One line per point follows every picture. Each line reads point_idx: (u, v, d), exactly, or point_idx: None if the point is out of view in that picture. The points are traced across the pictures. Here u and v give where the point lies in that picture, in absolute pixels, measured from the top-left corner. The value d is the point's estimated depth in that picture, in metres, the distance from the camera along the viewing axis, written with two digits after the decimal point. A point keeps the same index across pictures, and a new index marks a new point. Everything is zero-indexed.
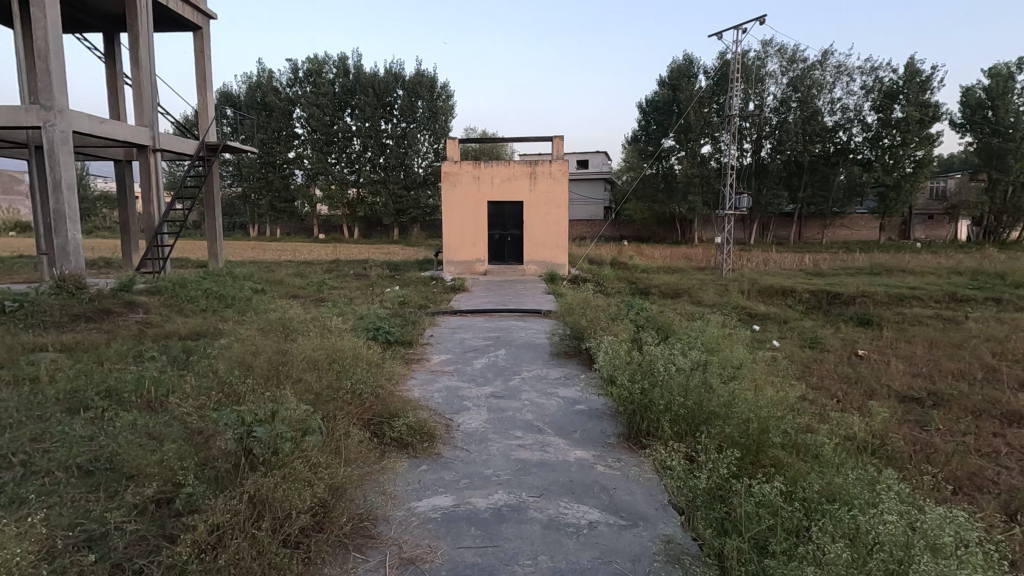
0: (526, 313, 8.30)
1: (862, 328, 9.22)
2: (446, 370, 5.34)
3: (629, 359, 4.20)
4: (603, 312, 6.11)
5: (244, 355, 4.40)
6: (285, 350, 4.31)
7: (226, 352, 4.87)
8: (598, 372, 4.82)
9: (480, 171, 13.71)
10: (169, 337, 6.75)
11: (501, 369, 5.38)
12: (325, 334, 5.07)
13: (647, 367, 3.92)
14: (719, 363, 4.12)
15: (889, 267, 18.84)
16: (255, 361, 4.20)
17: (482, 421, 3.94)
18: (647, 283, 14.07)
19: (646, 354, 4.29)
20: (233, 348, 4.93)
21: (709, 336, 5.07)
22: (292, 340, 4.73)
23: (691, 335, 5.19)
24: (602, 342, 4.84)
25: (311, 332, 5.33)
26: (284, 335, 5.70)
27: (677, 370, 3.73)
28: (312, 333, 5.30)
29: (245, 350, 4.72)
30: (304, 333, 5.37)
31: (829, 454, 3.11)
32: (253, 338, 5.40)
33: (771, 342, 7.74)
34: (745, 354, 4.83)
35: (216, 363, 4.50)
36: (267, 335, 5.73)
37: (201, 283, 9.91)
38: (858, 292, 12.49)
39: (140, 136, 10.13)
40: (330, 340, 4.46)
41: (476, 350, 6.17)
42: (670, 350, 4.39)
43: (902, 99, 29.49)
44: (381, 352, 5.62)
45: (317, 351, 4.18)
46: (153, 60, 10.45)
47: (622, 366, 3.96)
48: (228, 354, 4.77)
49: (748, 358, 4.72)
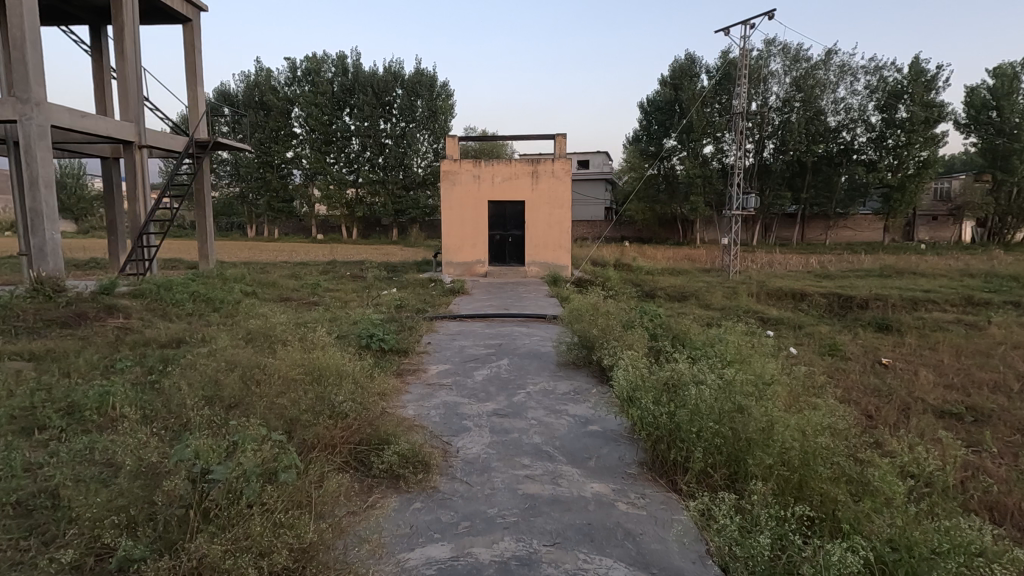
0: (529, 318, 7.87)
1: (881, 334, 8.77)
2: (444, 383, 4.89)
3: (649, 374, 3.75)
4: (614, 319, 5.68)
5: (222, 370, 3.96)
6: (265, 365, 3.87)
7: (202, 364, 4.43)
8: (611, 388, 4.38)
9: (481, 169, 13.27)
10: (148, 345, 6.32)
11: (505, 381, 4.93)
12: (313, 345, 4.63)
13: (673, 386, 3.49)
14: (750, 377, 3.69)
15: (900, 269, 18.39)
16: (230, 379, 3.76)
17: (484, 445, 3.50)
18: (652, 285, 13.64)
19: (666, 369, 3.85)
20: (209, 360, 4.49)
21: (732, 347, 4.62)
22: (274, 352, 4.28)
23: (713, 347, 4.74)
24: (617, 355, 4.40)
25: (298, 341, 4.90)
26: (270, 345, 5.26)
27: (707, 388, 3.31)
28: (298, 342, 4.87)
29: (222, 363, 4.27)
30: (290, 343, 4.96)
31: (887, 492, 2.66)
32: (235, 349, 4.97)
33: (788, 348, 7.30)
34: (773, 366, 4.40)
35: (190, 376, 4.04)
36: (250, 344, 5.30)
37: (187, 285, 9.46)
38: (871, 295, 12.06)
39: (125, 132, 9.69)
40: (316, 353, 4.02)
41: (477, 360, 5.72)
42: (694, 364, 3.94)
43: (907, 98, 29.04)
44: (373, 364, 5.16)
45: (301, 365, 3.75)
46: (139, 53, 10.00)
47: (643, 383, 3.54)
48: (202, 367, 4.33)
49: (776, 371, 4.28)
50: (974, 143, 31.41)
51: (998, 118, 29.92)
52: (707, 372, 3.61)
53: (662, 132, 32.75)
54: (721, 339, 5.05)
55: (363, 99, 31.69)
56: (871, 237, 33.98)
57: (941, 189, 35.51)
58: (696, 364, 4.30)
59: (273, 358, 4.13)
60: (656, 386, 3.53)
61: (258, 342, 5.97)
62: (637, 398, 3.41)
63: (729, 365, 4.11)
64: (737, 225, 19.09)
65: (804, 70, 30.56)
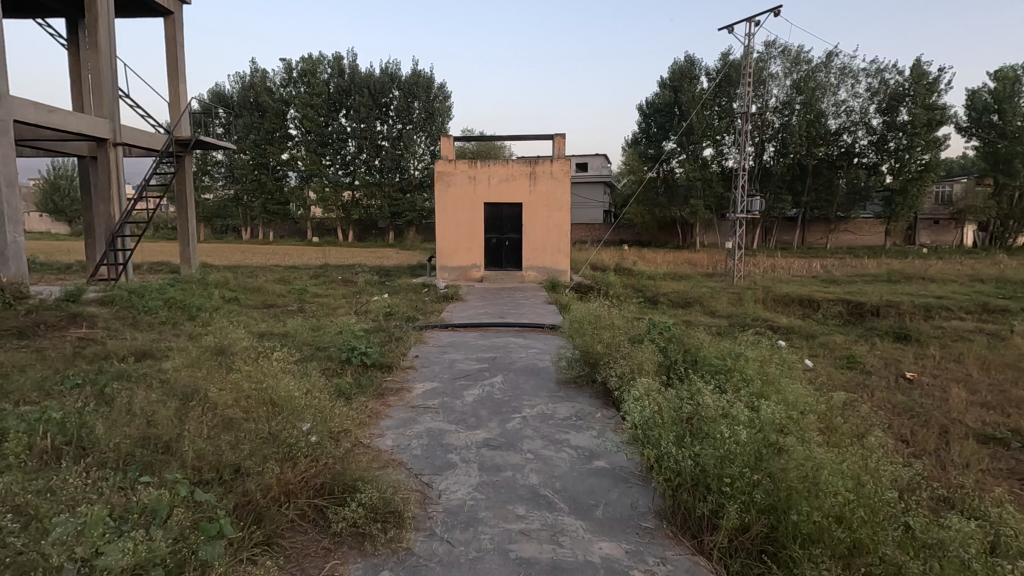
0: (526, 328, 7.35)
1: (900, 345, 8.25)
2: (430, 406, 4.35)
3: (665, 401, 3.21)
4: (620, 331, 5.15)
5: (170, 407, 3.42)
6: (217, 394, 3.31)
7: (155, 390, 3.89)
8: (619, 416, 3.83)
9: (477, 170, 12.76)
10: (108, 359, 5.76)
11: (500, 403, 4.40)
12: (281, 371, 4.11)
13: (696, 423, 2.96)
14: (784, 407, 3.16)
15: (908, 273, 17.89)
16: (175, 416, 3.21)
17: (471, 487, 2.97)
18: (654, 290, 13.17)
19: (685, 398, 3.30)
20: (164, 387, 3.95)
21: (754, 367, 4.10)
22: (232, 372, 3.73)
23: (732, 368, 4.21)
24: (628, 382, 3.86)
25: (266, 362, 4.37)
26: (239, 361, 4.75)
27: (737, 423, 2.77)
28: (267, 363, 4.33)
29: (175, 395, 3.73)
30: (258, 362, 4.43)
31: (973, 562, 2.12)
32: (198, 370, 4.44)
33: (805, 361, 6.79)
34: (803, 389, 3.87)
35: (132, 408, 3.48)
36: (215, 360, 4.76)
37: (163, 291, 8.91)
38: (881, 301, 11.61)
39: (99, 129, 9.18)
40: (278, 377, 3.48)
41: (468, 376, 5.19)
42: (717, 392, 3.39)
43: (909, 101, 28.48)
44: (351, 386, 4.63)
45: (257, 392, 3.19)
46: (114, 45, 9.45)
47: (660, 416, 2.99)
48: (154, 397, 3.79)
49: (809, 396, 3.75)
50: (976, 147, 31.05)
51: (1000, 121, 29.55)
52: (736, 403, 3.06)
53: (662, 135, 32.29)
54: (740, 357, 4.53)
55: (359, 99, 31.18)
56: (872, 240, 33.56)
57: (943, 192, 35.12)
58: (717, 390, 3.77)
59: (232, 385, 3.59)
60: (677, 423, 2.98)
61: (229, 358, 5.43)
62: (654, 437, 2.86)
63: (753, 391, 3.60)
64: (741, 228, 18.58)
65: (805, 72, 30.13)
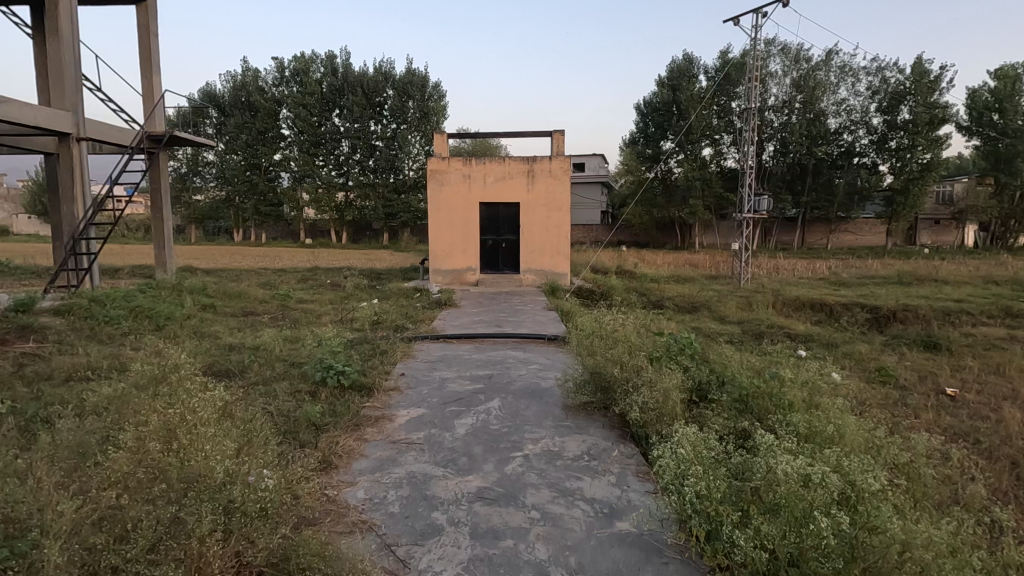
0: (526, 339, 6.66)
1: (931, 355, 7.62)
2: (413, 441, 3.66)
3: (711, 454, 2.57)
4: (636, 345, 4.46)
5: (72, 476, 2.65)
6: (134, 446, 2.58)
7: (65, 438, 3.14)
8: (648, 464, 3.18)
9: (471, 168, 12.09)
10: (49, 381, 5.05)
11: (498, 436, 3.73)
12: (228, 413, 3.38)
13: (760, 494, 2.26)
14: (860, 459, 2.51)
15: (917, 275, 17.28)
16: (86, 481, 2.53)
17: (458, 568, 2.28)
18: (658, 294, 12.52)
19: (733, 453, 2.66)
20: (81, 433, 3.22)
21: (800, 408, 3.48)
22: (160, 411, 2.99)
23: (774, 408, 3.59)
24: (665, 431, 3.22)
25: (215, 394, 3.64)
26: (190, 389, 4.04)
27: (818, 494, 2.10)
28: (216, 398, 3.60)
29: (85, 448, 2.96)
30: (206, 393, 3.71)
31: None
32: (136, 403, 3.72)
33: (833, 374, 6.16)
34: (861, 423, 3.23)
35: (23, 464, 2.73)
36: (162, 385, 4.04)
37: (130, 297, 8.20)
38: (897, 305, 11.01)
39: (60, 122, 8.45)
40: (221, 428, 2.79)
41: (461, 400, 4.50)
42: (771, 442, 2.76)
43: (910, 100, 27.92)
44: (319, 419, 3.94)
45: (189, 447, 2.49)
46: (78, 32, 8.71)
47: (715, 483, 2.28)
48: (68, 448, 3.07)
49: (870, 433, 3.11)
50: (976, 146, 30.60)
51: (1001, 120, 29.00)
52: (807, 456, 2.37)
53: (660, 134, 31.66)
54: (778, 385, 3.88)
55: (352, 99, 30.44)
56: (873, 241, 33.08)
57: (943, 192, 34.51)
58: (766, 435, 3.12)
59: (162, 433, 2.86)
60: (737, 494, 2.27)
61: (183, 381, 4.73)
62: (715, 516, 2.14)
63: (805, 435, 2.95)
64: (748, 228, 18.00)
65: (805, 70, 29.62)
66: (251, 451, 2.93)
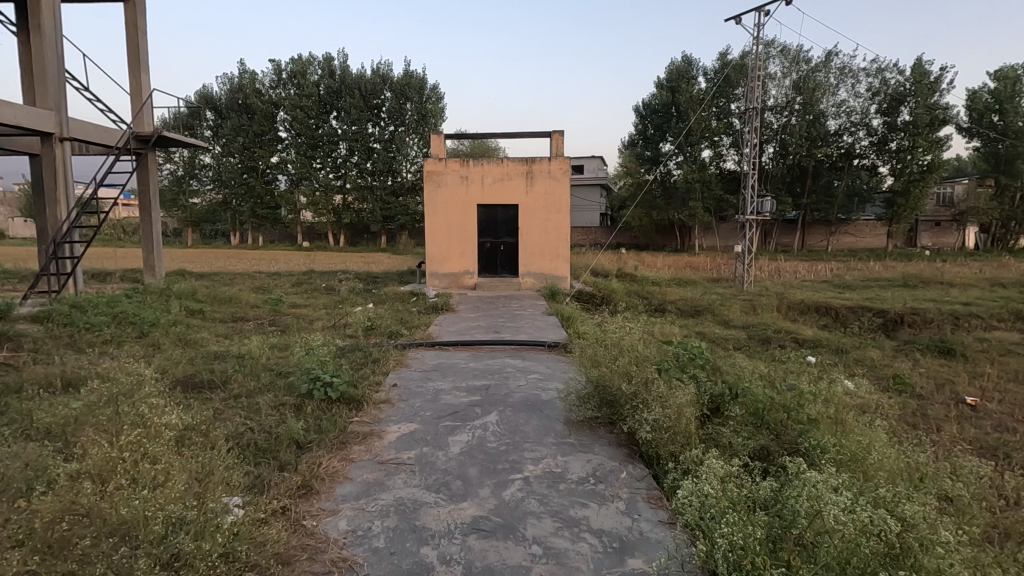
0: (526, 347, 6.36)
1: (945, 361, 7.34)
2: (404, 462, 3.36)
3: (741, 495, 2.32)
4: (643, 353, 4.19)
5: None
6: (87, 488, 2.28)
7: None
8: (663, 490, 2.92)
9: (469, 169, 11.81)
10: (18, 393, 4.76)
11: (496, 455, 3.44)
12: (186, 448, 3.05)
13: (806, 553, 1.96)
14: (913, 504, 2.23)
15: (922, 277, 16.98)
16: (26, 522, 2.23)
17: None
18: (660, 298, 12.23)
19: (762, 492, 2.42)
20: (22, 461, 2.90)
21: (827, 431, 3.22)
22: (100, 451, 2.65)
23: (797, 429, 3.33)
24: (682, 456, 2.96)
25: (173, 421, 3.32)
26: (160, 407, 3.75)
27: (875, 567, 1.81)
28: (172, 426, 3.26)
29: (5, 493, 2.62)
30: (168, 417, 3.39)
31: None
32: (97, 423, 3.41)
33: (846, 383, 5.87)
34: (897, 454, 2.97)
35: None
36: (130, 399, 3.73)
37: (114, 303, 7.90)
38: (904, 308, 10.75)
39: (43, 121, 8.17)
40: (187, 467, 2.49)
41: (457, 414, 4.20)
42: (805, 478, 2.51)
43: (911, 101, 27.67)
44: (301, 437, 3.65)
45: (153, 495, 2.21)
46: (61, 28, 8.44)
47: (750, 538, 1.99)
48: (16, 474, 2.77)
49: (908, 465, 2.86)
50: (976, 147, 30.41)
51: (1001, 121, 28.79)
52: (857, 502, 2.11)
53: (660, 136, 31.44)
54: (798, 404, 3.61)
55: (350, 101, 30.17)
56: (873, 243, 32.83)
57: (944, 194, 34.24)
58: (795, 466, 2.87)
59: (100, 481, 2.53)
60: (776, 549, 1.97)
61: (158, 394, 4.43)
62: (752, 572, 1.84)
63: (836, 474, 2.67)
64: (751, 230, 17.79)
65: (805, 71, 29.44)
66: (223, 484, 2.64)
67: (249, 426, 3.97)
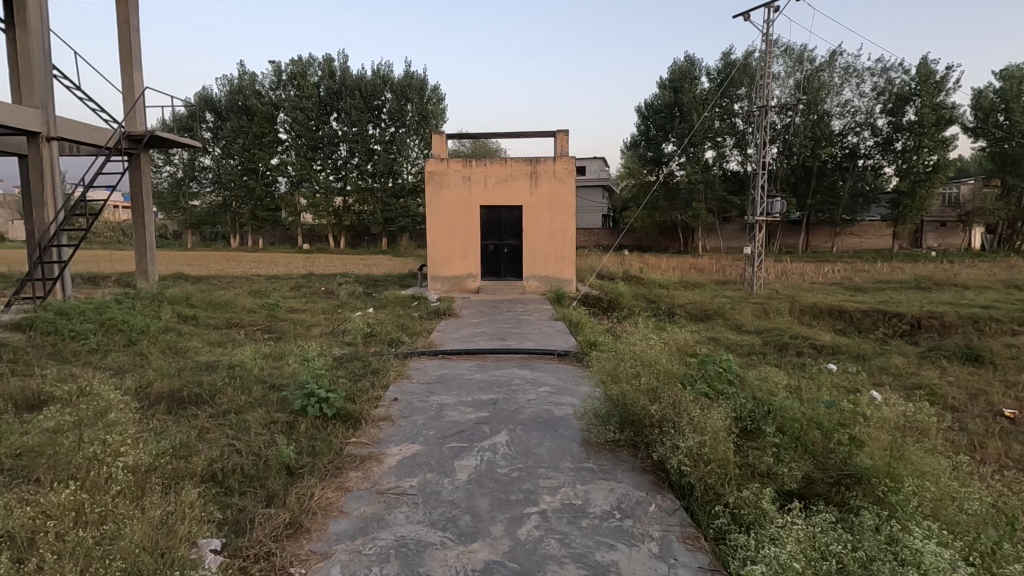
0: (534, 356, 6.01)
1: (974, 369, 7.00)
2: (405, 492, 3.01)
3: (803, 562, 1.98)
4: (666, 365, 3.83)
5: None
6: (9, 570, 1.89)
7: None
8: (702, 529, 2.58)
9: (471, 169, 11.48)
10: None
11: (509, 483, 3.09)
12: (152, 488, 2.68)
13: None
14: None
15: (935, 279, 16.58)
16: None
17: None
18: (668, 301, 11.87)
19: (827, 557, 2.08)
20: None
21: (884, 458, 2.88)
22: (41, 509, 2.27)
23: (847, 455, 3.00)
24: (721, 492, 2.64)
25: (141, 455, 2.95)
26: (134, 429, 3.40)
27: None
28: (137, 462, 2.90)
29: None
30: (137, 447, 3.03)
31: None
32: (58, 452, 3.05)
33: (874, 395, 5.50)
34: (970, 491, 2.63)
35: None
36: (100, 422, 3.39)
37: (103, 309, 7.56)
38: (921, 312, 10.40)
39: (30, 120, 7.84)
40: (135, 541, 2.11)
41: (463, 434, 3.85)
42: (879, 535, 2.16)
43: (916, 101, 27.22)
44: (289, 464, 3.30)
45: None
46: (48, 23, 8.11)
47: None
48: None
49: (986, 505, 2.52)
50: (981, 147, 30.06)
51: (1007, 121, 28.43)
52: None
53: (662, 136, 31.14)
54: (841, 424, 3.27)
55: (350, 102, 29.87)
56: (879, 244, 32.41)
57: (949, 194, 33.85)
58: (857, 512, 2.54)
59: (40, 545, 2.16)
60: None
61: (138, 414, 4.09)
62: None
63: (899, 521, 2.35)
64: (760, 232, 17.47)
65: (808, 71, 29.12)
66: (187, 544, 2.27)
67: (236, 449, 3.62)
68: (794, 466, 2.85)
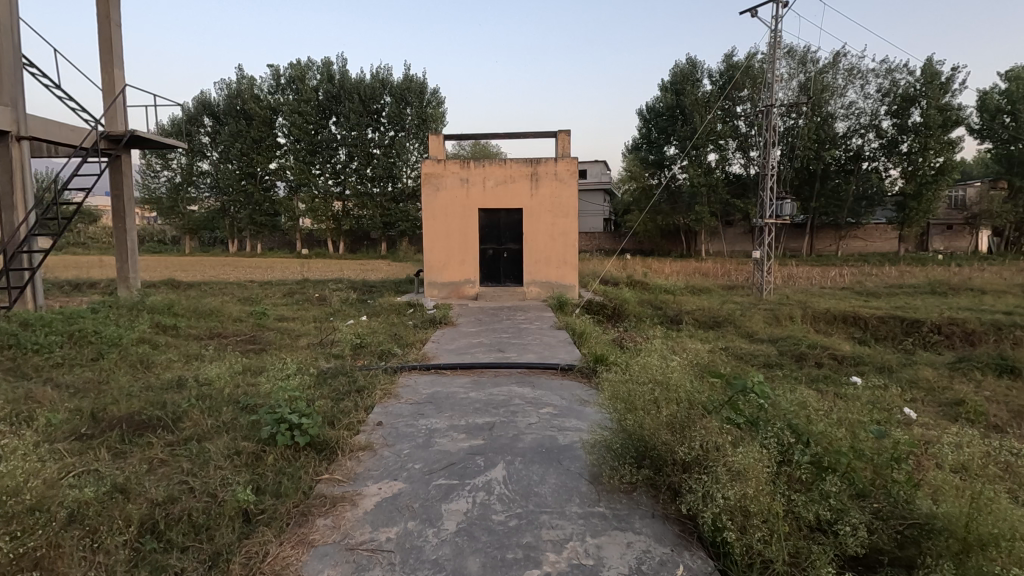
0: (535, 371, 5.49)
1: (1010, 383, 6.49)
2: (378, 550, 2.48)
3: None
4: (688, 385, 3.34)
5: None
6: None
7: None
8: None
9: (469, 170, 10.99)
10: None
11: (504, 536, 2.57)
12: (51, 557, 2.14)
13: None
14: None
15: (951, 284, 16.01)
16: None
17: None
18: (675, 308, 11.36)
19: None
20: None
21: (962, 508, 2.39)
22: None
23: (919, 504, 2.50)
24: (772, 554, 2.13)
25: (51, 513, 2.42)
26: (56, 471, 2.87)
27: None
28: (44, 522, 2.37)
29: None
30: (48, 500, 2.50)
31: None
32: None
33: (909, 416, 4.98)
34: None
35: None
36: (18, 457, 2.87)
37: (73, 320, 7.06)
38: (940, 318, 9.89)
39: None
40: None
41: (454, 468, 3.33)
42: None
43: (922, 103, 26.70)
44: (240, 513, 2.77)
45: None
46: (17, 15, 7.64)
47: None
48: None
49: None
50: (987, 149, 29.57)
51: (1013, 122, 27.91)
52: None
53: (664, 139, 30.74)
54: (895, 460, 2.82)
55: (348, 105, 29.43)
56: (884, 247, 31.82)
57: (955, 197, 33.28)
58: None
59: None
60: None
61: (81, 450, 3.57)
62: None
63: None
64: (769, 235, 17.10)
65: (811, 73, 28.64)
66: None
67: (187, 488, 3.12)
68: (855, 520, 2.36)
